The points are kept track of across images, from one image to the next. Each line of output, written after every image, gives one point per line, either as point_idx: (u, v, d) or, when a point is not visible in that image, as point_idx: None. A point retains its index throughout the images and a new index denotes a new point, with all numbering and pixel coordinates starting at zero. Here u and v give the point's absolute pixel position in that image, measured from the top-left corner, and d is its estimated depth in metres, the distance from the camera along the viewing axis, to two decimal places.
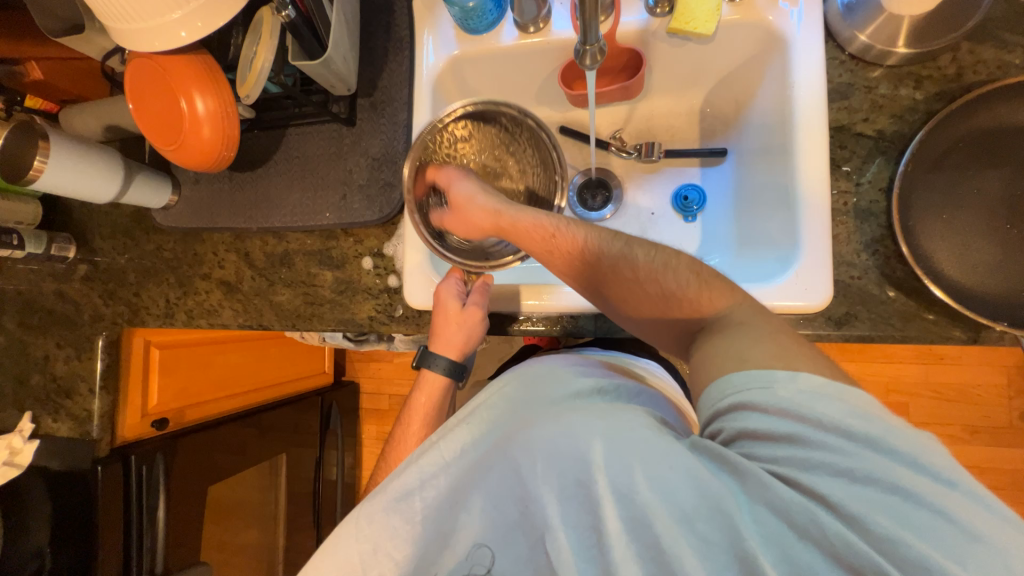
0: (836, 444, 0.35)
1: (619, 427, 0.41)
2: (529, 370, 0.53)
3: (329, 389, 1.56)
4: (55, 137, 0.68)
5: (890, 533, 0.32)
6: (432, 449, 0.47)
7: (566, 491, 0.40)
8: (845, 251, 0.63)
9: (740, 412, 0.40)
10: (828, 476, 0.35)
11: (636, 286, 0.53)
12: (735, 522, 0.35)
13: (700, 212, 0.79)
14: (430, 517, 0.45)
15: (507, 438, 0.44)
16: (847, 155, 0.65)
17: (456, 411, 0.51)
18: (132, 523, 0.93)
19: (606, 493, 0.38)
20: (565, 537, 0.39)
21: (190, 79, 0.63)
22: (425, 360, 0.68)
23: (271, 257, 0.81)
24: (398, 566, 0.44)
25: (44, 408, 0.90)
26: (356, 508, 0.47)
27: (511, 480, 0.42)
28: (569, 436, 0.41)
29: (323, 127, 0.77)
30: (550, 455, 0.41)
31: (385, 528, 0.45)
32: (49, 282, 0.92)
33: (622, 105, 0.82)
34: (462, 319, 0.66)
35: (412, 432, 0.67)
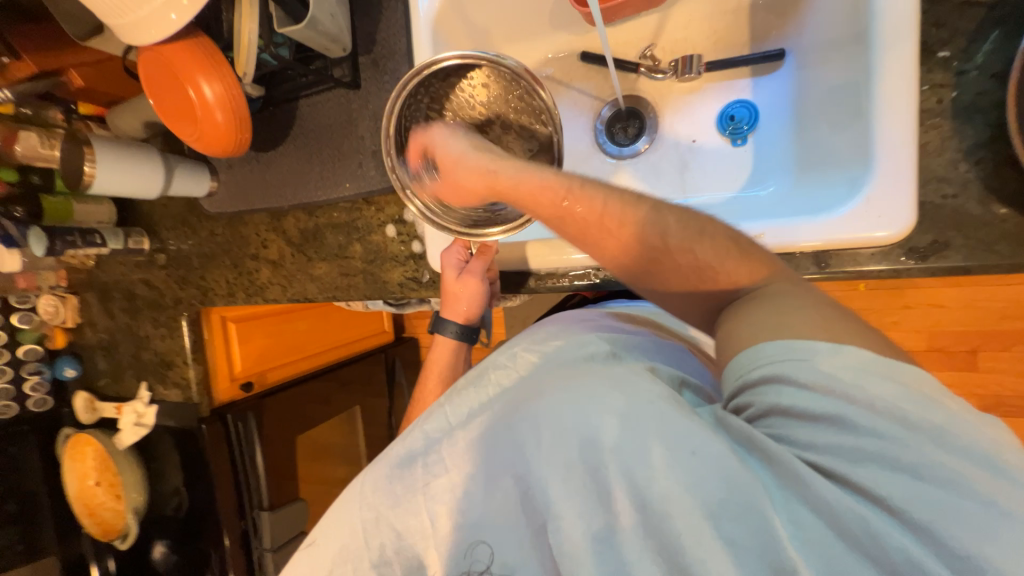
0: (888, 433, 0.32)
1: (627, 397, 0.38)
2: (541, 332, 0.54)
3: (392, 346, 1.65)
4: (98, 143, 0.74)
5: (939, 528, 0.30)
6: (438, 413, 0.51)
7: (571, 471, 0.38)
8: (936, 164, 0.51)
9: (770, 385, 0.36)
10: (871, 467, 0.32)
11: (664, 256, 0.48)
12: (762, 514, 0.32)
13: (752, 132, 0.67)
14: (433, 493, 0.45)
15: (508, 410, 0.44)
16: (948, 34, 0.50)
17: (462, 378, 0.54)
18: (238, 468, 1.10)
19: (613, 474, 0.36)
20: (573, 524, 0.36)
21: (194, 65, 0.63)
22: (437, 325, 0.73)
23: (305, 233, 0.84)
24: (398, 538, 0.46)
25: (155, 378, 1.07)
26: (366, 471, 0.51)
27: (514, 457, 0.41)
28: (568, 408, 0.40)
29: (330, 94, 0.75)
30: (553, 429, 0.39)
31: (388, 494, 0.47)
32: (136, 272, 1.04)
33: (650, 15, 0.70)
34: (462, 284, 0.68)
35: (430, 390, 0.73)
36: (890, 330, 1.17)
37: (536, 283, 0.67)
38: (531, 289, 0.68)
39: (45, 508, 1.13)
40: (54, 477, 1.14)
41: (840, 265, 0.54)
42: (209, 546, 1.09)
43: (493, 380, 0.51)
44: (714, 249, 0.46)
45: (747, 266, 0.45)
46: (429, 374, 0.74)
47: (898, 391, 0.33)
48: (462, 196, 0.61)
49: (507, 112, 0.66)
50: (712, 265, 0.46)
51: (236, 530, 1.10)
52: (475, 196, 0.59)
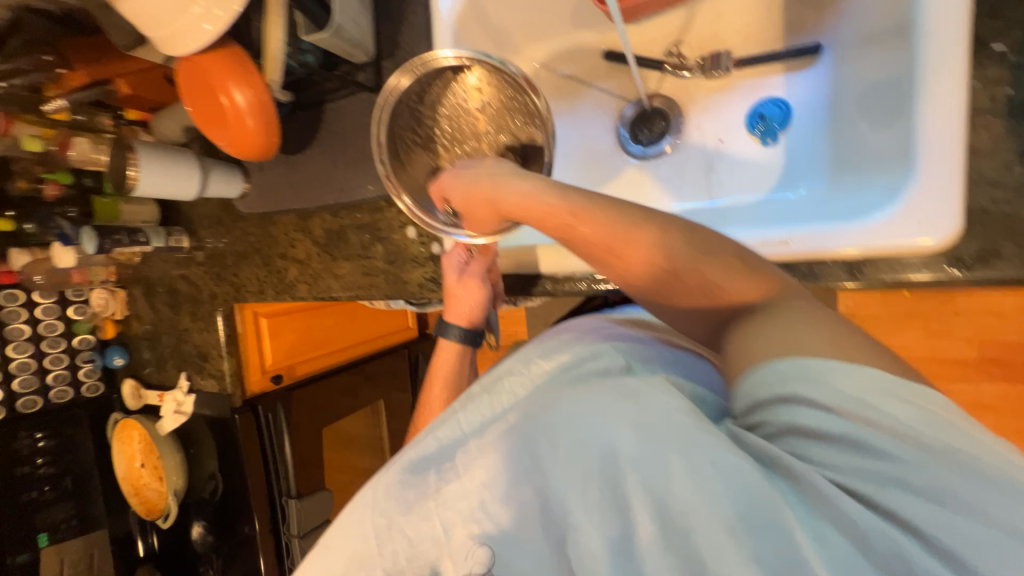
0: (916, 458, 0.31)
1: (644, 408, 0.37)
2: (552, 341, 0.53)
3: (417, 342, 1.66)
4: (140, 147, 0.79)
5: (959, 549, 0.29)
6: (450, 420, 0.48)
7: (590, 483, 0.36)
8: (987, 167, 0.47)
9: (786, 406, 0.34)
10: (896, 487, 0.31)
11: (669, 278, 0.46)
12: (785, 527, 0.31)
13: (783, 131, 0.64)
14: (446, 500, 0.42)
15: (522, 415, 0.43)
16: (1003, 26, 0.46)
17: (476, 383, 0.52)
18: (268, 455, 1.15)
19: (634, 487, 0.35)
20: (592, 535, 0.35)
21: (226, 73, 0.66)
22: (440, 329, 0.73)
23: (330, 233, 0.86)
24: (411, 546, 0.43)
25: (193, 369, 1.13)
26: (373, 479, 0.47)
27: (527, 466, 0.39)
28: (587, 417, 0.38)
29: (355, 98, 0.76)
30: (572, 439, 0.37)
31: (400, 501, 0.44)
32: (177, 268, 1.10)
33: (676, 11, 0.67)
34: (464, 284, 0.70)
35: (433, 401, 0.71)
36: (936, 338, 1.09)
37: (551, 286, 0.69)
38: (546, 291, 0.70)
39: (97, 485, 1.22)
40: (105, 457, 1.23)
41: (876, 274, 0.51)
42: (242, 529, 1.15)
43: (505, 387, 0.50)
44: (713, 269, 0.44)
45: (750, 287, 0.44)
46: (430, 386, 0.71)
47: (920, 414, 0.32)
48: (466, 216, 0.57)
49: (506, 131, 0.64)
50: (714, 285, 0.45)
51: (267, 514, 1.15)
52: (483, 223, 0.57)
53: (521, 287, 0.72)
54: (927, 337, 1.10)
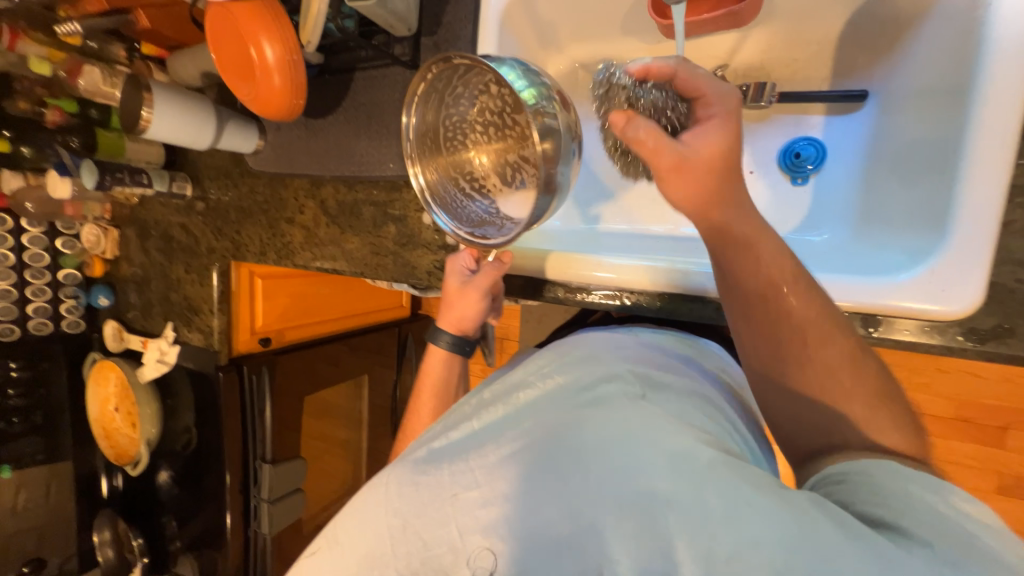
0: (953, 513, 0.30)
1: (672, 435, 0.35)
2: (576, 352, 0.52)
3: (408, 321, 1.66)
4: (157, 88, 0.75)
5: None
6: (464, 423, 0.47)
7: (624, 512, 0.33)
8: (1016, 245, 0.48)
9: (867, 479, 0.34)
10: (949, 540, 0.29)
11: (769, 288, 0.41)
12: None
13: (814, 173, 0.65)
14: (461, 506, 0.39)
15: (543, 427, 0.41)
16: None
17: (492, 389, 0.50)
18: (247, 417, 1.13)
19: (673, 526, 0.31)
20: (626, 568, 0.32)
21: (258, 25, 0.63)
22: (430, 334, 0.71)
23: (342, 205, 0.84)
24: (424, 548, 0.39)
25: (181, 320, 1.10)
26: (386, 472, 0.46)
27: (552, 486, 0.36)
28: (617, 439, 0.36)
29: (387, 71, 0.74)
30: (603, 463, 0.35)
31: (410, 499, 0.41)
32: (176, 216, 1.07)
33: (728, 35, 0.66)
34: (465, 292, 0.68)
35: (423, 402, 0.70)
36: (918, 390, 1.12)
37: (565, 294, 0.69)
38: (555, 298, 0.70)
39: (67, 422, 1.20)
40: (79, 396, 1.21)
41: (889, 332, 0.50)
42: (212, 485, 1.14)
43: (518, 395, 0.47)
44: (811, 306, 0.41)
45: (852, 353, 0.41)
46: (422, 386, 0.71)
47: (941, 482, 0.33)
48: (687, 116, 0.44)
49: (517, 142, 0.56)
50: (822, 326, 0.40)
51: (239, 474, 1.15)
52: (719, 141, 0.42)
53: (529, 290, 0.71)
54: (908, 389, 1.12)
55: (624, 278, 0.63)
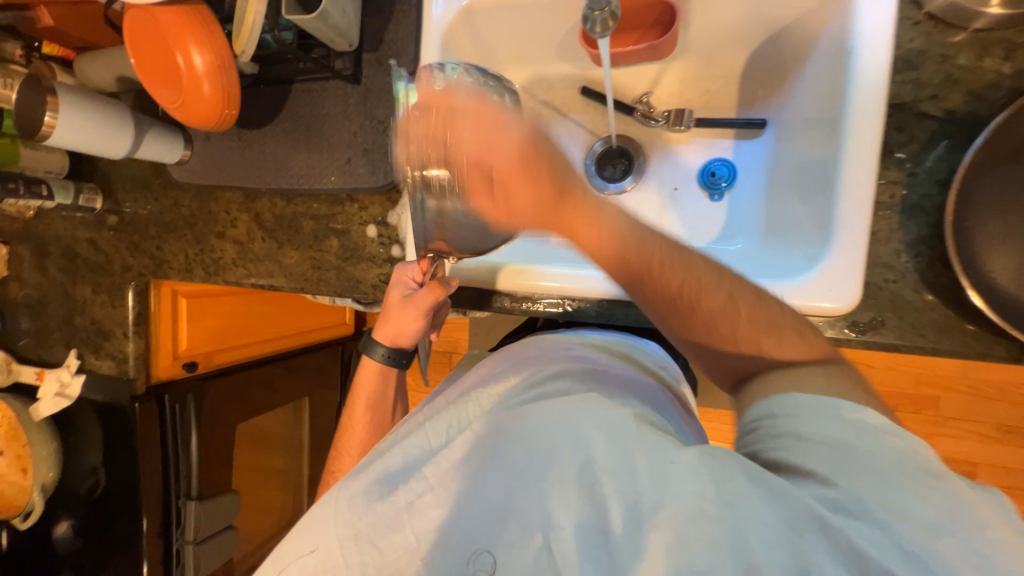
0: (871, 454, 0.36)
1: (605, 416, 0.43)
2: (523, 353, 0.60)
3: (351, 339, 1.61)
4: (63, 92, 0.68)
5: (914, 540, 0.32)
6: (418, 431, 0.52)
7: (566, 485, 0.40)
8: (883, 251, 0.57)
9: (783, 422, 0.40)
10: (857, 481, 0.35)
11: (649, 278, 0.47)
12: (745, 511, 0.34)
13: (728, 190, 0.72)
14: (419, 510, 0.45)
15: (493, 426, 0.48)
16: (904, 139, 0.56)
17: (447, 398, 0.57)
18: (168, 451, 1.03)
19: (609, 490, 0.39)
20: (567, 532, 0.39)
21: (186, 30, 0.60)
22: (367, 347, 0.74)
23: (280, 219, 0.81)
24: (380, 555, 0.44)
25: (87, 346, 0.99)
26: (339, 486, 0.50)
27: (502, 474, 0.44)
28: (559, 429, 0.43)
29: (327, 84, 0.73)
30: (546, 450, 0.43)
31: (365, 510, 0.46)
32: (82, 231, 0.96)
33: (651, 65, 0.73)
34: (405, 311, 0.69)
35: (358, 413, 0.75)
36: None
37: (511, 304, 0.71)
38: (503, 307, 0.72)
39: None
40: None
41: None
42: (123, 533, 1.01)
43: (472, 398, 0.54)
44: (670, 252, 0.47)
45: (726, 282, 0.47)
46: (357, 399, 0.75)
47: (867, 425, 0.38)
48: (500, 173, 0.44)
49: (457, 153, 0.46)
50: (700, 283, 0.46)
51: (158, 517, 1.03)
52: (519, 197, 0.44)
53: (475, 300, 0.73)
54: None
55: (568, 287, 0.65)
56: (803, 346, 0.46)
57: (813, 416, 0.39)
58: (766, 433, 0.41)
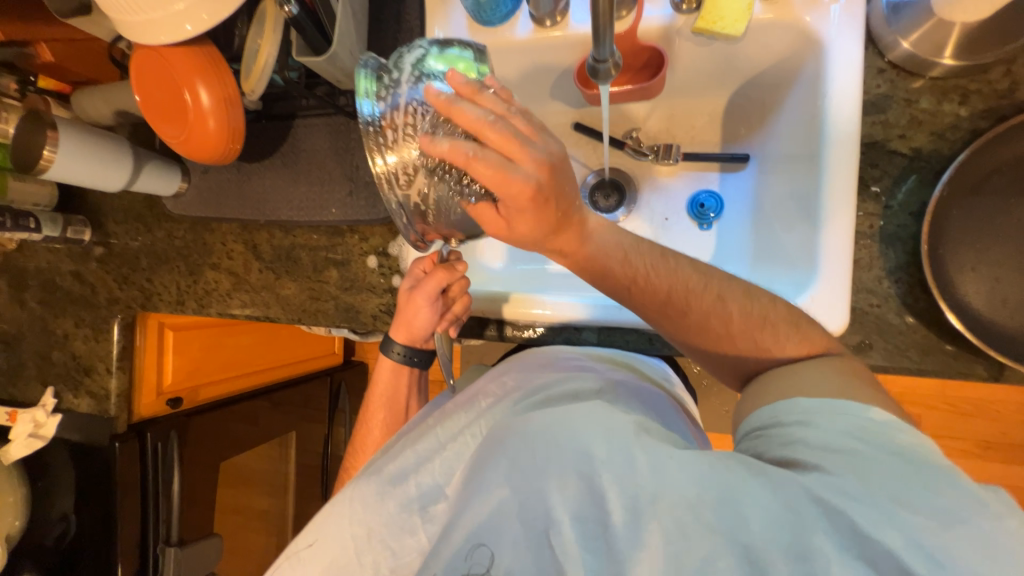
0: (881, 454, 0.38)
1: (606, 421, 0.46)
2: (524, 362, 0.65)
3: (339, 369, 1.59)
4: (64, 127, 0.69)
5: (920, 529, 0.33)
6: (430, 434, 0.58)
7: (568, 479, 0.43)
8: (866, 278, 0.60)
9: (802, 425, 0.42)
10: (864, 477, 0.37)
11: (637, 285, 0.52)
12: (743, 497, 0.37)
13: (716, 219, 0.75)
14: (433, 516, 0.52)
15: (502, 429, 0.52)
16: (878, 174, 0.61)
17: (461, 407, 0.61)
18: (149, 494, 0.97)
19: (607, 482, 0.41)
20: (568, 530, 0.41)
21: (194, 70, 0.62)
22: (383, 345, 0.74)
23: (278, 251, 0.81)
24: (393, 556, 0.52)
25: (66, 383, 0.94)
26: (351, 488, 0.56)
27: (506, 471, 0.47)
28: (563, 429, 0.46)
29: (329, 120, 0.75)
30: (550, 447, 0.46)
31: (377, 511, 0.53)
32: (67, 263, 0.94)
33: (641, 104, 0.78)
34: (413, 299, 0.68)
35: (373, 412, 0.77)
36: None
37: (512, 332, 0.72)
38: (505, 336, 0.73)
39: None
40: None
41: None
42: None
43: (477, 404, 0.61)
44: (652, 260, 0.52)
45: (713, 287, 0.51)
46: (372, 397, 0.77)
47: (860, 419, 0.41)
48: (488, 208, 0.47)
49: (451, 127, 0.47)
50: (688, 286, 0.51)
51: (133, 567, 0.96)
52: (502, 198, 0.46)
53: (475, 329, 0.74)
54: None
55: (562, 315, 0.66)
56: (793, 337, 0.50)
57: (818, 413, 0.42)
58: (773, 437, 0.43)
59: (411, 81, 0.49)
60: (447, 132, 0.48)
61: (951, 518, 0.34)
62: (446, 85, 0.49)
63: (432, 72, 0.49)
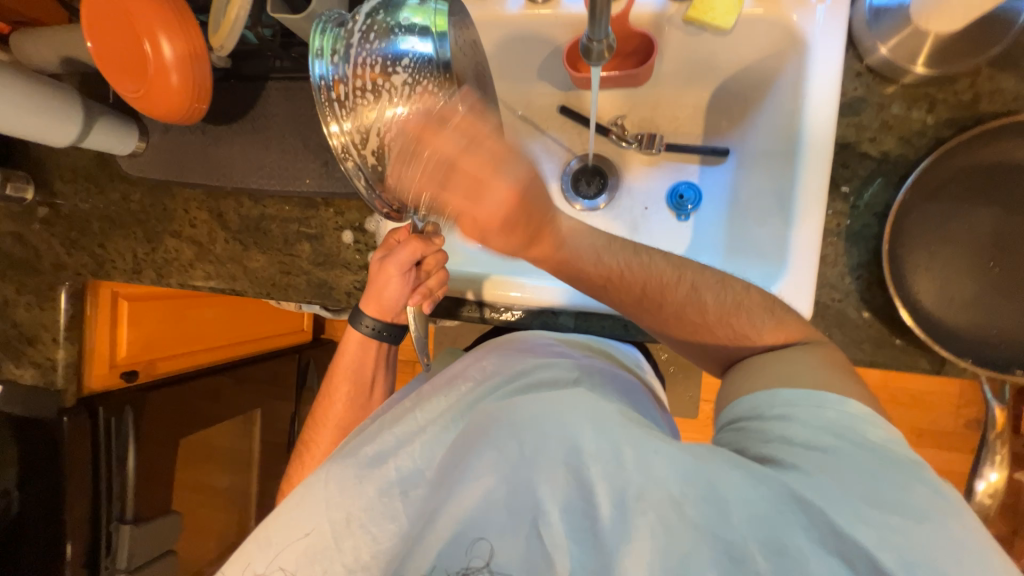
0: (854, 451, 0.40)
1: (592, 410, 0.47)
2: (505, 347, 0.65)
3: (308, 347, 1.56)
4: (3, 70, 0.62)
5: (888, 525, 0.36)
6: (409, 417, 0.58)
7: (557, 472, 0.45)
8: (830, 274, 0.63)
9: (782, 420, 0.44)
10: (838, 475, 0.39)
11: (613, 284, 0.53)
12: (727, 493, 0.39)
13: (694, 211, 0.76)
14: (413, 500, 0.53)
15: (487, 417, 0.52)
16: (849, 174, 0.63)
17: (438, 388, 0.61)
18: (101, 470, 0.93)
19: (595, 474, 0.43)
20: (555, 517, 0.43)
21: (156, 18, 0.57)
22: (352, 318, 0.73)
23: (246, 220, 0.77)
24: (375, 543, 0.51)
25: (5, 353, 0.88)
26: (326, 469, 0.55)
27: (494, 462, 0.47)
28: (549, 419, 0.47)
29: (305, 84, 0.71)
30: (538, 438, 0.47)
31: (359, 496, 0.52)
32: (6, 223, 0.86)
33: (629, 91, 0.78)
34: (384, 270, 0.66)
35: (336, 385, 0.76)
36: None
37: (490, 314, 0.72)
38: (483, 318, 0.73)
39: None
40: None
41: None
42: (40, 563, 0.90)
43: (455, 388, 0.60)
44: (626, 256, 0.53)
45: (686, 279, 0.53)
46: (336, 369, 0.76)
47: (835, 412, 0.43)
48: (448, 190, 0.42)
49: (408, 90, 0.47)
50: (662, 280, 0.53)
51: (85, 545, 0.92)
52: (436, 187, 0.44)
53: (452, 308, 0.73)
54: None
55: (536, 299, 0.67)
56: (769, 324, 0.52)
57: (793, 410, 0.44)
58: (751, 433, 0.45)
59: (379, 35, 0.48)
60: (408, 85, 0.47)
61: (914, 513, 0.36)
62: (417, 39, 0.47)
63: (402, 25, 0.48)
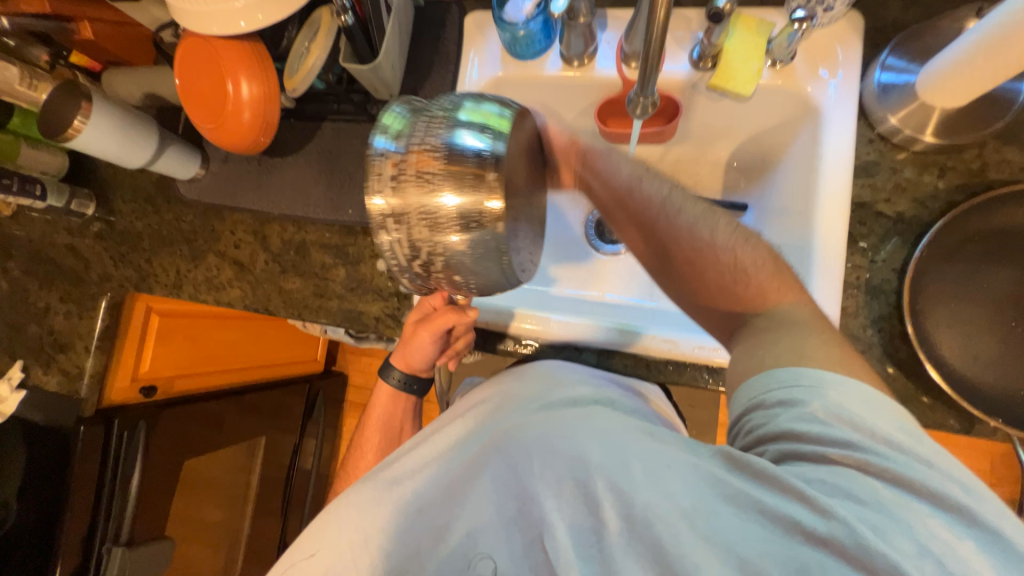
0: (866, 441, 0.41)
1: (606, 429, 0.48)
2: (529, 372, 0.66)
3: (317, 378, 1.58)
4: (98, 100, 0.70)
5: (895, 519, 0.37)
6: (427, 440, 0.61)
7: (562, 486, 0.46)
8: (852, 324, 0.64)
9: (787, 406, 0.44)
10: (843, 472, 0.40)
11: (627, 201, 0.53)
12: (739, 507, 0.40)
13: None
14: (425, 513, 0.53)
15: (504, 434, 0.55)
16: (866, 231, 0.66)
17: (457, 411, 0.64)
18: (105, 486, 0.91)
19: (602, 488, 0.44)
20: (562, 532, 0.44)
21: (240, 62, 0.64)
22: (381, 368, 0.76)
23: (287, 244, 0.81)
24: (385, 558, 0.52)
25: (36, 358, 0.91)
26: (353, 492, 0.57)
27: (508, 475, 0.50)
28: (554, 431, 0.51)
29: (358, 126, 0.78)
30: (546, 454, 0.49)
31: (375, 515, 0.54)
32: (62, 236, 0.92)
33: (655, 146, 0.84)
34: (417, 336, 0.69)
35: (368, 434, 0.77)
36: None
37: (510, 347, 0.73)
38: (505, 351, 0.73)
39: None
40: None
41: None
42: None
43: (473, 409, 0.63)
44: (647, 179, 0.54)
45: (708, 214, 0.53)
46: (368, 420, 0.77)
47: (852, 402, 0.42)
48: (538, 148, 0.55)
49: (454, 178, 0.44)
50: (678, 211, 0.53)
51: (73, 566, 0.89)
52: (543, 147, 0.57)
53: (475, 340, 0.74)
54: None
55: (559, 333, 0.69)
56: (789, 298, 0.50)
57: (779, 412, 0.44)
58: (769, 407, 0.45)
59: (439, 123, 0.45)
60: (451, 178, 0.44)
61: (905, 509, 0.38)
62: (471, 134, 0.45)
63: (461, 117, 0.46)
